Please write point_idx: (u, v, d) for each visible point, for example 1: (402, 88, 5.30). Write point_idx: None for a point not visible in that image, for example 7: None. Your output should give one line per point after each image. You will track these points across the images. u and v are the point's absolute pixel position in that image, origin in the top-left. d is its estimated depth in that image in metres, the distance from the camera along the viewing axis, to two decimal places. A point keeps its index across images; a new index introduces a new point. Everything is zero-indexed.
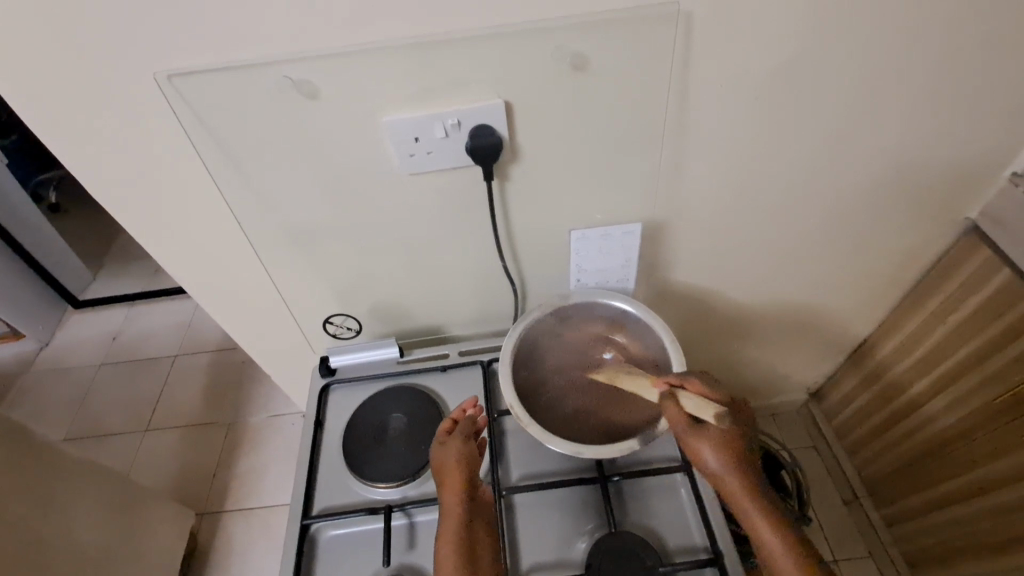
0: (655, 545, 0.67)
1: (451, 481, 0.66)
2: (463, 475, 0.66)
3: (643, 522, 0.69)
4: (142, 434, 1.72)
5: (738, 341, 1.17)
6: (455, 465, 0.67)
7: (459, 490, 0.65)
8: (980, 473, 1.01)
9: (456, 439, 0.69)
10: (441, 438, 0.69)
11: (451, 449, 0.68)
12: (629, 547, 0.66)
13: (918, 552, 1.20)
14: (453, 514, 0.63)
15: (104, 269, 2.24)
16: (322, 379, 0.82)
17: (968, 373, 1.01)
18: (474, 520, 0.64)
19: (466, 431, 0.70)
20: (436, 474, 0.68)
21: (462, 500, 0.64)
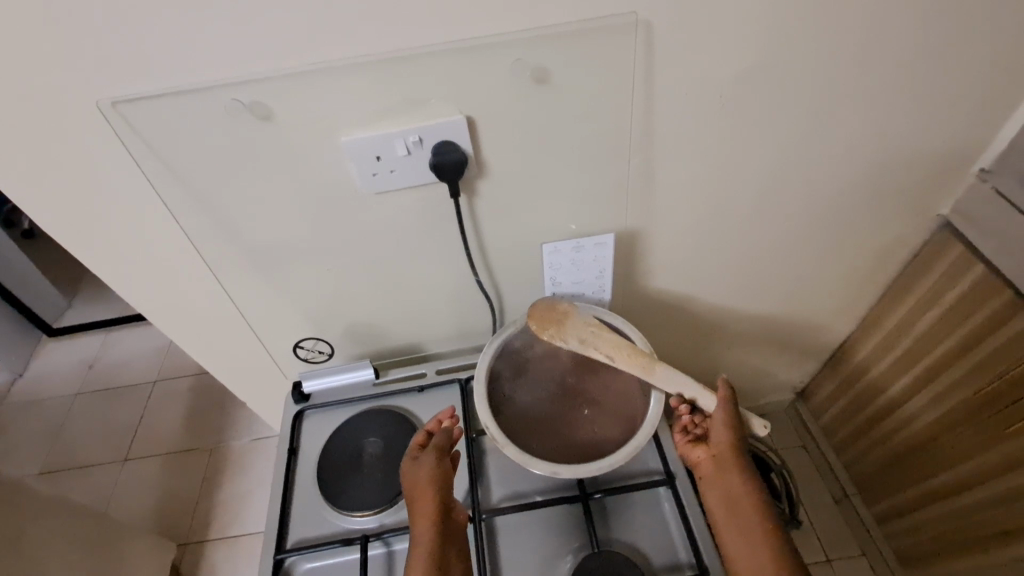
0: (640, 563, 0.66)
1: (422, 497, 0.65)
2: (433, 492, 0.64)
3: (627, 539, 0.68)
4: (121, 464, 1.67)
5: (720, 345, 1.17)
6: (426, 484, 0.65)
7: (429, 509, 0.63)
8: (965, 468, 1.01)
9: (430, 451, 0.68)
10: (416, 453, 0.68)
11: (425, 463, 0.67)
12: (614, 567, 0.64)
13: (908, 549, 1.21)
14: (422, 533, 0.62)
15: (80, 295, 2.20)
16: (295, 406, 0.79)
17: (949, 369, 1.01)
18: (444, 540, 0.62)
19: (441, 445, 0.69)
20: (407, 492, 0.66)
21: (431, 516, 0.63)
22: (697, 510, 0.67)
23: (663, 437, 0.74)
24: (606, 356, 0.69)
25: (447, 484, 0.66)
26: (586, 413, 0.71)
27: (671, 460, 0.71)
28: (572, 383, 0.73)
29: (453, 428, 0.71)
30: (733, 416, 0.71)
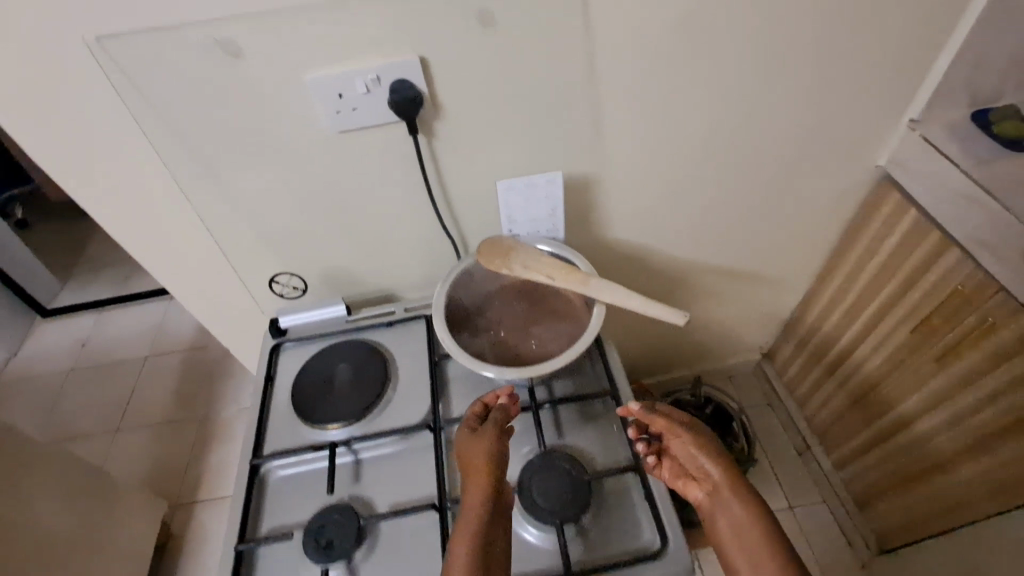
0: (582, 460, 0.71)
1: (475, 480, 0.64)
2: (490, 468, 0.63)
3: (572, 441, 0.73)
4: (114, 433, 1.72)
5: (683, 299, 1.25)
6: (483, 458, 0.64)
7: (484, 484, 0.62)
8: (909, 405, 1.08)
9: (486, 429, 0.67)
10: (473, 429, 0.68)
11: (481, 441, 0.66)
12: (557, 459, 0.69)
13: (862, 491, 1.29)
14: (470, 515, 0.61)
15: (73, 279, 2.26)
16: (273, 340, 0.86)
17: (892, 312, 1.08)
18: (491, 526, 0.61)
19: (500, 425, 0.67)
20: (463, 465, 0.65)
21: (481, 499, 0.62)
22: None
23: (609, 355, 0.80)
24: (546, 277, 0.73)
25: (503, 462, 0.65)
26: (533, 332, 0.78)
27: (615, 373, 0.77)
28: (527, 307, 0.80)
29: (510, 406, 0.70)
30: (698, 439, 0.66)
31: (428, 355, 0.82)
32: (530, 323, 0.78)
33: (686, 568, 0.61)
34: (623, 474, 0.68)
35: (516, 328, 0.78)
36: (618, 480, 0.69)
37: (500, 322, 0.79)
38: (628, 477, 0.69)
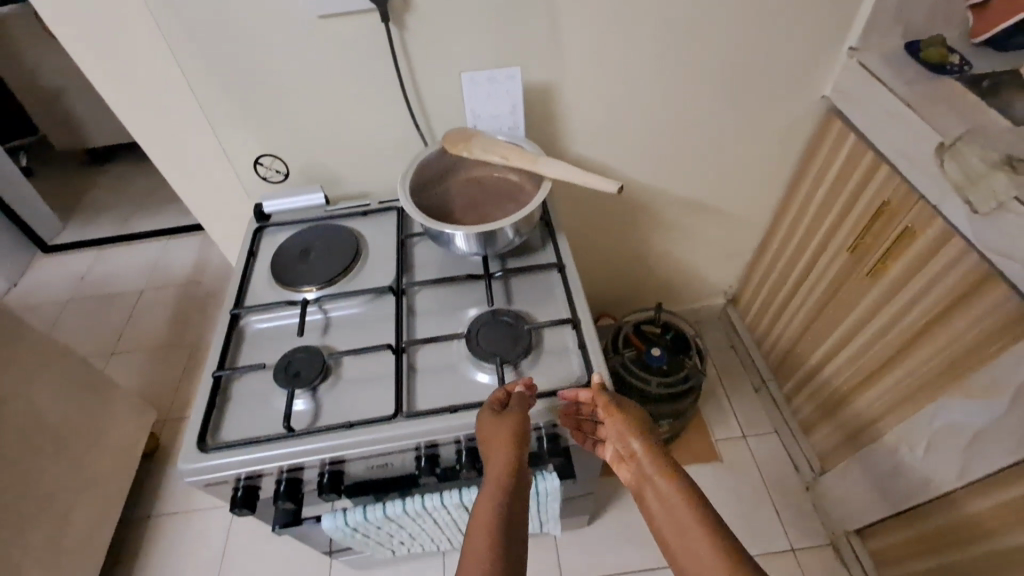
0: (527, 317, 0.80)
1: (491, 482, 0.59)
2: (513, 450, 0.61)
3: (520, 303, 0.82)
4: (108, 356, 1.81)
5: (647, 228, 1.34)
6: (506, 439, 0.62)
7: (504, 467, 0.60)
8: (849, 324, 1.16)
9: (507, 417, 0.64)
10: (494, 419, 0.64)
11: (500, 431, 0.63)
12: (503, 313, 0.78)
13: (808, 414, 1.37)
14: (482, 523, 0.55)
15: (74, 219, 2.34)
16: (256, 224, 0.94)
17: (835, 236, 1.17)
18: (508, 542, 0.54)
19: (521, 414, 0.64)
20: (485, 443, 0.64)
21: (497, 504, 0.56)
22: (578, 284, 0.81)
23: (559, 239, 0.88)
24: (502, 158, 0.82)
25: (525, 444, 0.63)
26: (488, 213, 0.85)
27: (563, 251, 0.86)
28: (487, 193, 0.88)
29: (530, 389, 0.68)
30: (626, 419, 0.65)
31: (396, 235, 0.91)
32: (486, 207, 0.86)
33: None
34: (560, 326, 0.77)
35: (473, 210, 0.86)
36: (557, 332, 0.78)
37: (460, 206, 0.87)
38: (566, 330, 0.78)
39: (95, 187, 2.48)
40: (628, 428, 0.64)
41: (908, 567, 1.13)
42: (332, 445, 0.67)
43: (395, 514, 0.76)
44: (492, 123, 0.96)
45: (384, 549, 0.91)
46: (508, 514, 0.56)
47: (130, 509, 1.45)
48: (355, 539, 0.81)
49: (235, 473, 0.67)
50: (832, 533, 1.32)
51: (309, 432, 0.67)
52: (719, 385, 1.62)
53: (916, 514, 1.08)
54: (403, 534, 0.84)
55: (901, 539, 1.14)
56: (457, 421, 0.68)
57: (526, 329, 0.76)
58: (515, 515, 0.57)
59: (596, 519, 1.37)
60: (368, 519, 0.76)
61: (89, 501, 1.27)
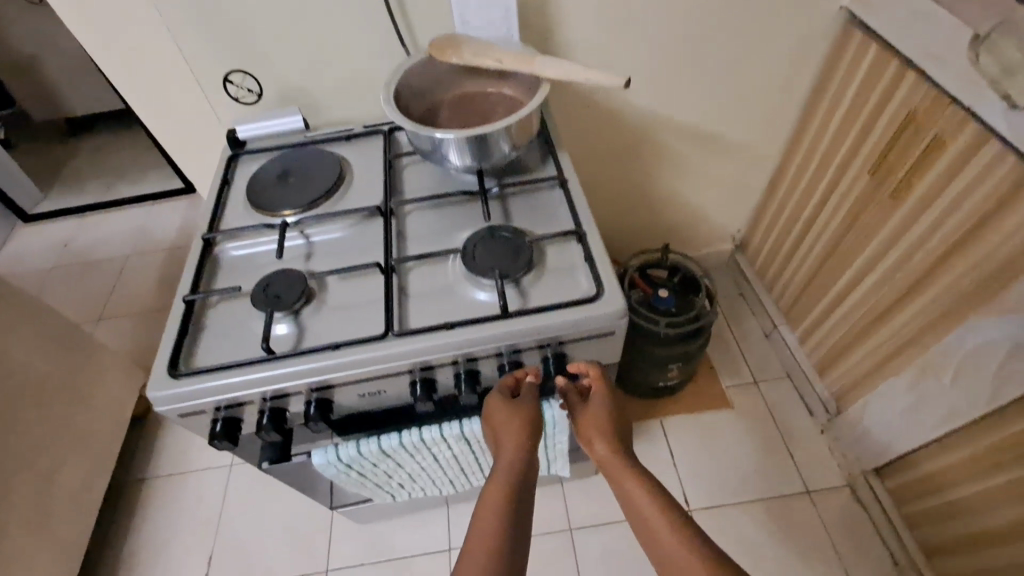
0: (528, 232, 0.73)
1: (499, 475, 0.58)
2: (521, 440, 0.61)
3: (520, 220, 0.76)
4: (95, 323, 1.75)
5: (652, 164, 1.26)
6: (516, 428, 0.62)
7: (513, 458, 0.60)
8: (868, 255, 1.09)
9: (519, 407, 0.63)
10: (504, 408, 0.63)
11: (511, 425, 0.62)
12: (501, 228, 0.71)
13: (822, 356, 1.32)
14: (489, 514, 0.54)
15: (56, 189, 2.26)
16: (230, 151, 0.86)
17: (853, 161, 1.09)
18: (513, 538, 0.53)
19: (533, 407, 0.64)
20: (493, 429, 0.63)
21: (505, 500, 0.55)
22: (581, 196, 0.74)
23: (560, 153, 0.82)
24: (496, 62, 0.74)
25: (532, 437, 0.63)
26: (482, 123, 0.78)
27: (564, 164, 0.80)
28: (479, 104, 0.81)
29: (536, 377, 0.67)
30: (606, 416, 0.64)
31: (383, 155, 0.84)
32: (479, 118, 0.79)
33: (615, 315, 0.63)
34: (565, 238, 0.71)
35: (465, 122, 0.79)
36: (561, 246, 0.71)
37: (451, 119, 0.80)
38: (570, 244, 0.71)
39: (76, 156, 2.39)
40: (606, 426, 0.63)
41: (928, 502, 1.10)
42: (316, 367, 0.61)
43: (390, 447, 0.71)
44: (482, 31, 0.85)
45: (381, 491, 0.87)
46: (515, 507, 0.55)
47: (121, 472, 1.41)
48: (349, 477, 0.76)
49: (213, 401, 0.61)
50: (849, 474, 1.28)
51: (290, 354, 0.61)
52: (727, 331, 1.57)
53: (938, 446, 1.04)
54: (400, 473, 0.80)
55: (922, 474, 1.09)
56: (452, 338, 0.62)
57: (528, 242, 0.70)
58: (522, 510, 0.56)
59: None
60: (362, 453, 0.71)
61: (77, 461, 1.22)
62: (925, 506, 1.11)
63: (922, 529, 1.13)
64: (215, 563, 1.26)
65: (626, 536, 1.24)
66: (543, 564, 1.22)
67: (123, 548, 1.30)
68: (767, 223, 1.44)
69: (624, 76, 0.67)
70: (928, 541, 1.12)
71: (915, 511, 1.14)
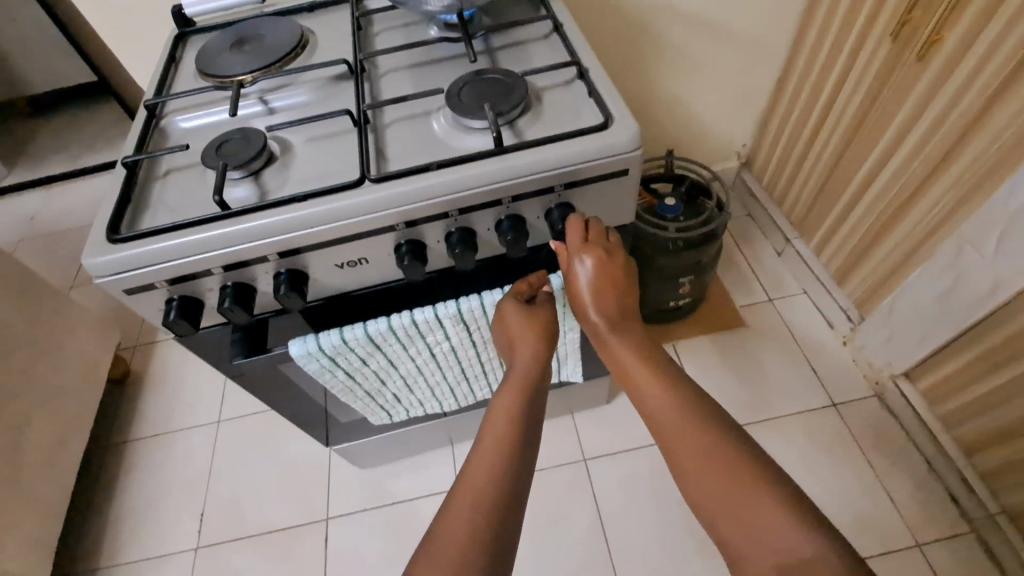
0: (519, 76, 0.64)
1: (513, 380, 0.56)
2: (535, 334, 0.58)
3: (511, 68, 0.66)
4: (68, 291, 1.65)
5: (651, 59, 1.16)
6: (521, 324, 0.58)
7: (532, 357, 0.57)
8: (892, 133, 1.00)
9: (534, 315, 0.59)
10: (517, 315, 0.59)
11: (526, 330, 0.58)
12: (490, 69, 0.61)
13: (841, 263, 1.23)
14: (501, 415, 0.52)
15: (19, 164, 2.14)
16: (178, 30, 0.76)
17: (872, 30, 0.99)
18: (526, 443, 0.51)
19: (548, 317, 0.60)
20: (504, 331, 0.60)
21: (514, 416, 0.52)
22: (579, 38, 0.66)
23: (551, 3, 0.72)
24: None
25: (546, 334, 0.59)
26: None
27: (557, 12, 0.70)
28: None
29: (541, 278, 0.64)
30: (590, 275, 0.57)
31: (350, 15, 0.74)
32: None
33: (629, 146, 0.54)
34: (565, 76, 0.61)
35: None
36: (560, 87, 0.62)
37: None
38: (570, 85, 0.62)
39: (38, 130, 2.26)
40: (590, 288, 0.57)
41: (964, 397, 1.02)
42: (282, 221, 0.52)
43: (380, 334, 0.61)
44: None
45: (374, 406, 0.80)
46: (529, 410, 0.53)
47: (102, 436, 1.32)
48: (335, 377, 0.67)
49: (162, 272, 0.52)
50: (875, 383, 1.21)
51: (248, 208, 0.52)
52: (737, 253, 1.48)
53: (978, 332, 0.95)
54: (394, 378, 0.72)
55: (957, 368, 1.02)
56: (439, 180, 0.52)
57: (522, 78, 0.60)
58: (534, 420, 0.53)
59: (616, 396, 1.24)
60: (347, 343, 0.61)
61: (50, 419, 1.12)
62: (962, 402, 1.03)
63: (959, 428, 1.06)
64: (208, 520, 1.18)
65: (644, 462, 1.16)
66: (557, 498, 1.14)
67: (109, 511, 1.21)
68: (773, 129, 1.35)
69: None
70: (965, 440, 1.05)
71: (951, 410, 1.06)
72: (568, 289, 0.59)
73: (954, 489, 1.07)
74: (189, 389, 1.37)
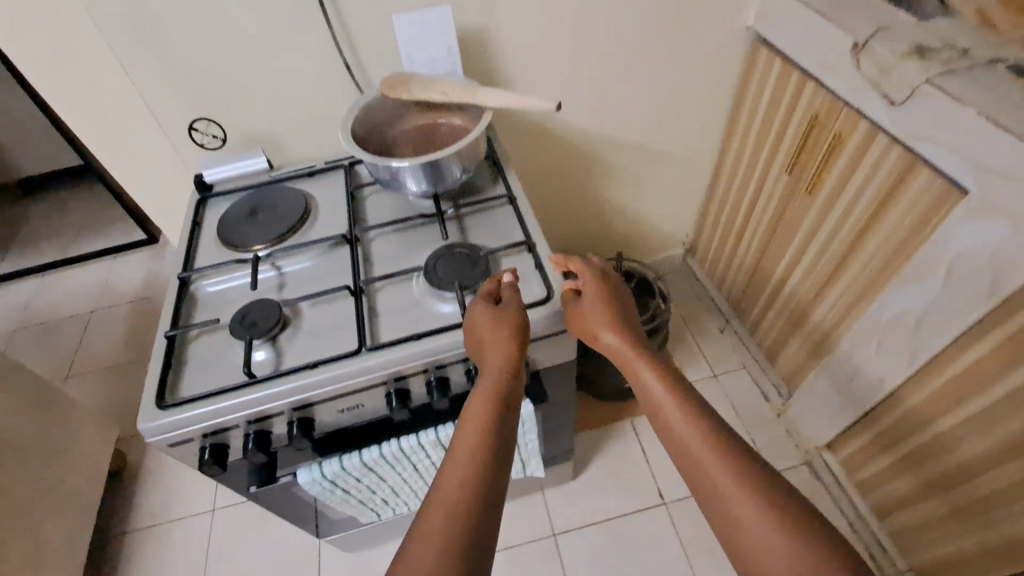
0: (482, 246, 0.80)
1: (484, 384, 0.60)
2: (503, 341, 0.63)
3: (475, 236, 0.83)
4: (63, 380, 1.73)
5: (598, 177, 1.35)
6: (493, 331, 0.63)
7: (502, 365, 0.61)
8: (797, 247, 1.19)
9: (500, 316, 0.65)
10: (488, 314, 0.65)
11: (493, 335, 0.63)
12: (458, 245, 0.78)
13: (771, 344, 1.41)
14: (475, 417, 0.57)
15: (13, 248, 2.22)
16: (198, 195, 0.91)
17: (774, 163, 1.19)
18: (500, 443, 0.56)
19: (513, 313, 0.65)
20: (476, 334, 0.65)
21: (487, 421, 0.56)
22: (530, 211, 0.82)
23: (507, 174, 0.90)
24: (441, 94, 0.82)
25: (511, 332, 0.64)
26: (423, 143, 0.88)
27: (512, 184, 0.87)
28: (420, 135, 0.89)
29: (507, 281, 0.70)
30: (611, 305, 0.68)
31: (346, 187, 0.91)
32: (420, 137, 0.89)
33: (566, 315, 0.71)
34: (516, 250, 0.78)
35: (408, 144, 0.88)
36: (512, 256, 0.79)
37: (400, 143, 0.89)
38: (521, 254, 0.79)
39: (28, 215, 2.35)
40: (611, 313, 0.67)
41: (873, 468, 1.18)
42: (297, 387, 0.65)
43: (372, 459, 0.75)
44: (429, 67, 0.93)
45: (366, 509, 0.91)
46: (502, 412, 0.58)
47: (100, 528, 1.38)
48: (334, 492, 0.80)
49: (199, 428, 0.65)
50: (805, 450, 1.37)
51: (271, 376, 0.66)
52: (686, 331, 1.66)
53: (875, 416, 1.11)
54: (383, 488, 0.85)
55: (866, 443, 1.17)
56: (421, 348, 0.67)
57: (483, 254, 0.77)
58: (504, 423, 0.58)
59: (581, 471, 1.38)
60: (346, 468, 0.75)
61: (58, 517, 1.20)
62: (872, 471, 1.19)
63: (872, 493, 1.21)
64: None
65: (606, 533, 1.29)
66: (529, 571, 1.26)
67: None
68: (710, 224, 1.55)
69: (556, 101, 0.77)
70: (878, 505, 1.21)
71: (864, 478, 1.22)
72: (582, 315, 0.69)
73: (873, 548, 1.22)
74: (184, 477, 1.45)
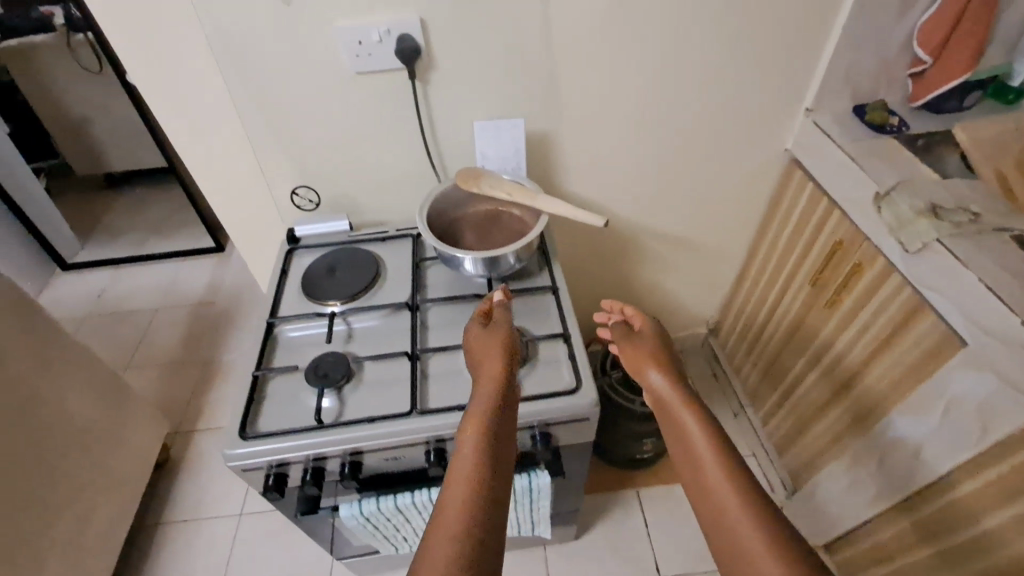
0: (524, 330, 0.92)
1: (481, 395, 0.70)
2: (500, 359, 0.75)
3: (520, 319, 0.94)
4: (123, 370, 1.91)
5: (635, 260, 1.46)
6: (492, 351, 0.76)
7: (498, 377, 0.72)
8: (812, 354, 1.27)
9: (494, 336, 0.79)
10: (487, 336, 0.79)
11: (492, 353, 0.76)
12: None
13: (781, 437, 1.47)
14: (474, 424, 0.66)
15: (93, 239, 2.44)
16: (288, 247, 1.07)
17: (799, 272, 1.28)
18: (499, 450, 0.63)
19: (506, 337, 0.79)
20: (479, 357, 0.77)
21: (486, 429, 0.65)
22: (570, 305, 0.94)
23: (554, 266, 1.01)
24: (506, 194, 0.96)
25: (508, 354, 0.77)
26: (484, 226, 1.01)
27: (557, 276, 0.99)
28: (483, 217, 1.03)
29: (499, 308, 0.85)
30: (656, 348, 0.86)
31: (412, 258, 1.04)
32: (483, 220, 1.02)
33: (590, 406, 0.81)
34: (553, 339, 0.89)
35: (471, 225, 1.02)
36: (549, 344, 0.90)
37: (465, 222, 1.02)
38: (557, 343, 0.90)
39: (110, 210, 2.57)
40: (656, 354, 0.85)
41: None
42: (355, 437, 0.77)
43: (405, 505, 0.85)
44: (499, 164, 1.09)
45: (388, 544, 1.01)
46: (500, 419, 0.67)
47: (140, 516, 1.52)
48: (366, 527, 0.90)
49: (270, 460, 0.77)
50: None
51: (335, 425, 0.78)
52: None
53: (873, 525, 1.17)
54: (407, 529, 0.95)
55: (860, 550, 1.23)
56: None
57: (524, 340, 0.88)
58: (500, 434, 0.66)
59: (583, 532, 1.45)
60: (381, 509, 0.85)
61: (106, 505, 1.33)
62: None
63: None
64: None
65: None
66: None
67: None
68: (734, 312, 1.64)
69: (604, 217, 0.89)
70: None
71: None
72: (634, 356, 0.87)
73: None
74: (218, 478, 1.58)
